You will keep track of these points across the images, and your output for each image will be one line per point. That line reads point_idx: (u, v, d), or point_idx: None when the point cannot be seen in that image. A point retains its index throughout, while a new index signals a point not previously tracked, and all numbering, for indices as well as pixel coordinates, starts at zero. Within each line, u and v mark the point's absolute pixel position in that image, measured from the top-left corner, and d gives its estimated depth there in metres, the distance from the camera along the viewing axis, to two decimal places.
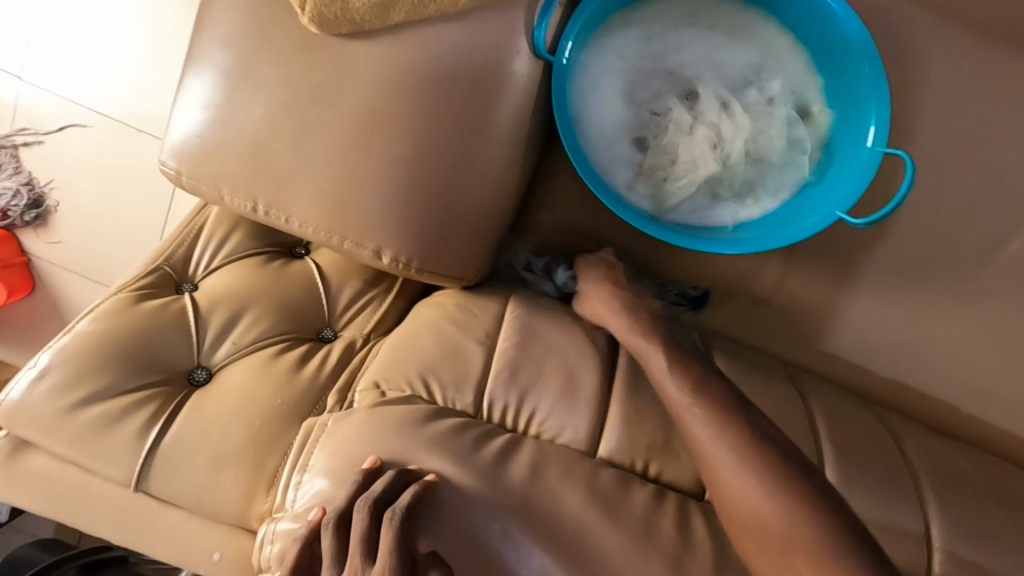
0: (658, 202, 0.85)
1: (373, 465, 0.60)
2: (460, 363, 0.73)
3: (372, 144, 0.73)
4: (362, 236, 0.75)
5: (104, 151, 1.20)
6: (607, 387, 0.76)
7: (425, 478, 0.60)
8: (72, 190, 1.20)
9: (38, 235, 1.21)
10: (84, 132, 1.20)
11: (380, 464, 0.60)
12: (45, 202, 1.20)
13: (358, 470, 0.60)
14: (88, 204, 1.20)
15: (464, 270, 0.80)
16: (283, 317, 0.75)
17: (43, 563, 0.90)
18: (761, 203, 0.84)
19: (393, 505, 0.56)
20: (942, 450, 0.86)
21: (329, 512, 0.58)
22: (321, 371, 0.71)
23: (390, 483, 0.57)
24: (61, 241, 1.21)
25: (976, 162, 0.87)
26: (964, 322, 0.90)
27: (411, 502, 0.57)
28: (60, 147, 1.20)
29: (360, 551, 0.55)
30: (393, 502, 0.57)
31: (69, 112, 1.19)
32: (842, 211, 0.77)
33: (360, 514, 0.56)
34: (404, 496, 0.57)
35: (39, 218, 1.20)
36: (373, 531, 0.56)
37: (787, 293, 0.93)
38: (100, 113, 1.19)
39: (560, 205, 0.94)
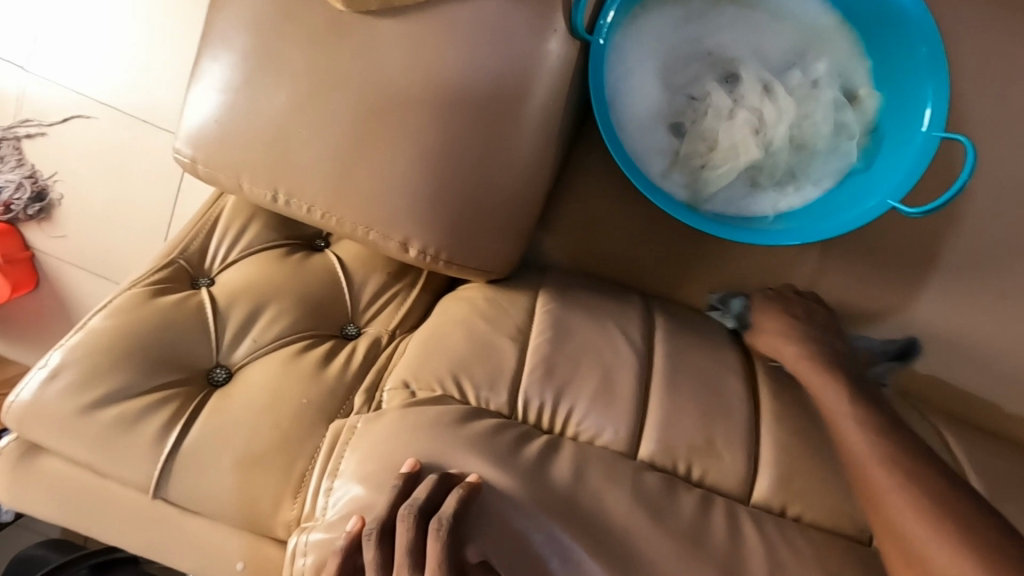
0: (695, 190, 0.80)
1: (412, 469, 0.56)
2: (494, 361, 0.69)
3: (400, 129, 0.69)
4: (388, 227, 0.71)
5: (109, 143, 1.16)
6: (646, 386, 0.72)
7: (467, 479, 0.55)
8: (77, 184, 1.16)
9: (42, 229, 1.17)
10: (88, 123, 1.15)
11: (420, 467, 0.56)
12: (50, 195, 1.16)
13: (397, 474, 0.55)
14: (92, 198, 1.16)
15: (494, 262, 0.76)
16: (306, 312, 0.71)
17: (53, 564, 0.88)
18: (804, 192, 0.80)
19: (438, 513, 0.52)
20: None
21: (369, 521, 0.53)
22: (347, 370, 0.68)
23: (433, 488, 0.53)
24: (66, 236, 1.17)
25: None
26: None
27: (457, 510, 0.52)
28: (64, 139, 1.16)
29: (408, 563, 0.51)
30: (437, 509, 0.53)
31: (74, 103, 1.15)
32: (896, 199, 0.72)
33: (405, 525, 0.52)
34: (449, 503, 0.53)
35: (43, 212, 1.16)
36: (420, 542, 0.52)
37: (824, 290, 0.87)
38: (104, 104, 1.15)
39: (590, 195, 0.90)
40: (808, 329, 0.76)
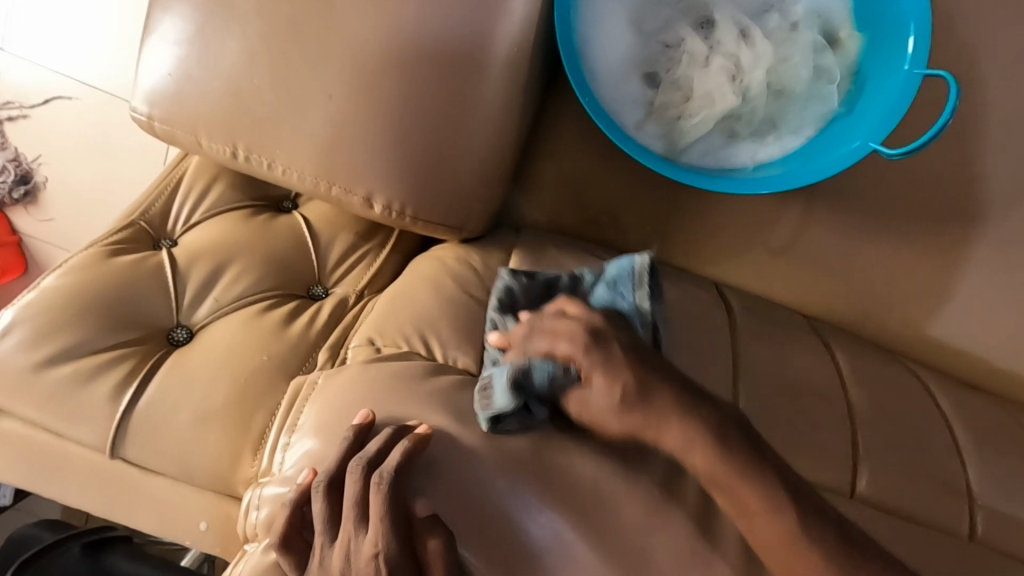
0: (673, 142, 0.78)
1: (364, 422, 0.54)
2: (462, 317, 0.67)
3: (358, 77, 0.67)
4: (350, 182, 0.69)
5: (90, 124, 1.12)
6: None
7: (417, 432, 0.53)
8: (62, 166, 1.12)
9: (29, 214, 1.11)
10: (70, 104, 1.12)
11: (372, 421, 0.54)
12: (34, 178, 1.11)
13: (349, 427, 0.54)
14: (77, 180, 1.12)
15: (464, 219, 0.74)
16: (269, 273, 0.70)
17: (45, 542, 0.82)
18: (785, 141, 0.77)
19: (381, 467, 0.50)
20: (978, 406, 0.82)
21: (319, 473, 0.51)
22: (310, 328, 0.66)
23: (385, 441, 0.51)
24: (52, 219, 1.12)
25: (1006, 94, 0.82)
26: (999, 267, 0.85)
27: (401, 463, 0.50)
28: (45, 121, 1.11)
29: (353, 515, 0.49)
30: (380, 463, 0.50)
31: (50, 81, 1.12)
32: (877, 141, 0.71)
33: (352, 477, 0.50)
34: (394, 455, 0.50)
35: (28, 196, 1.11)
36: (363, 496, 0.50)
37: (810, 247, 0.86)
38: (86, 83, 1.12)
39: (566, 153, 0.87)
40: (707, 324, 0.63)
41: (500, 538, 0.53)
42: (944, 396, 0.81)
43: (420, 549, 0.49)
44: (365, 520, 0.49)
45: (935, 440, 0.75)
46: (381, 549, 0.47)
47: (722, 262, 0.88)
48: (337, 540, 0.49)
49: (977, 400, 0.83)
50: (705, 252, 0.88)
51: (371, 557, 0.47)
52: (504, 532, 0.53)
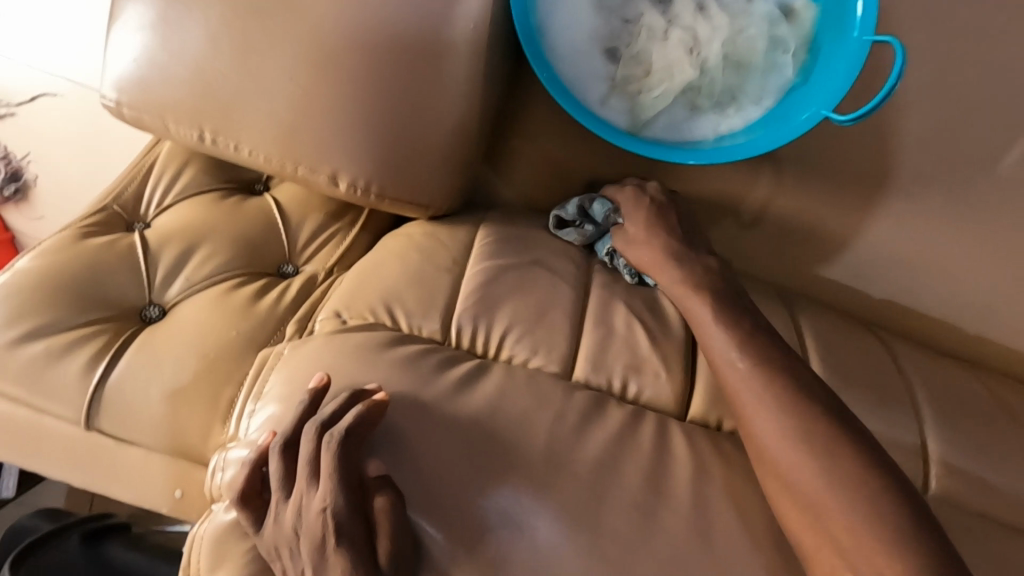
0: (634, 116, 0.79)
1: (320, 385, 0.56)
2: (427, 289, 0.69)
3: (318, 57, 0.68)
4: (315, 160, 0.71)
5: (76, 118, 1.10)
6: (581, 309, 0.73)
7: (374, 397, 0.55)
8: (53, 162, 1.08)
9: (20, 211, 1.08)
10: (57, 101, 1.10)
11: (327, 383, 0.57)
12: (24, 175, 1.08)
13: (306, 390, 0.56)
14: (69, 176, 1.09)
15: (430, 196, 0.76)
16: (240, 251, 0.72)
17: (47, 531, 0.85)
18: (743, 113, 0.79)
19: (332, 429, 0.52)
20: (942, 369, 0.83)
21: (279, 434, 0.54)
22: (279, 304, 0.68)
23: (341, 404, 0.54)
24: (43, 217, 1.08)
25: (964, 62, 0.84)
26: (963, 233, 0.86)
27: (353, 424, 0.52)
28: (33, 119, 1.09)
29: (306, 473, 0.51)
30: (334, 425, 0.53)
31: (40, 81, 1.10)
32: (830, 109, 0.73)
33: (307, 437, 0.52)
34: (346, 418, 0.52)
35: (19, 193, 1.07)
36: (315, 456, 0.52)
37: (775, 218, 0.88)
38: (73, 80, 1.11)
39: (534, 131, 0.89)
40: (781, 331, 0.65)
41: (452, 499, 0.55)
42: (908, 359, 0.83)
43: (371, 502, 0.51)
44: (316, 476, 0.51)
45: (895, 401, 0.76)
46: (329, 504, 0.49)
47: None
48: (291, 497, 0.51)
49: (943, 364, 0.84)
50: None
51: (320, 512, 0.49)
52: (459, 488, 0.55)
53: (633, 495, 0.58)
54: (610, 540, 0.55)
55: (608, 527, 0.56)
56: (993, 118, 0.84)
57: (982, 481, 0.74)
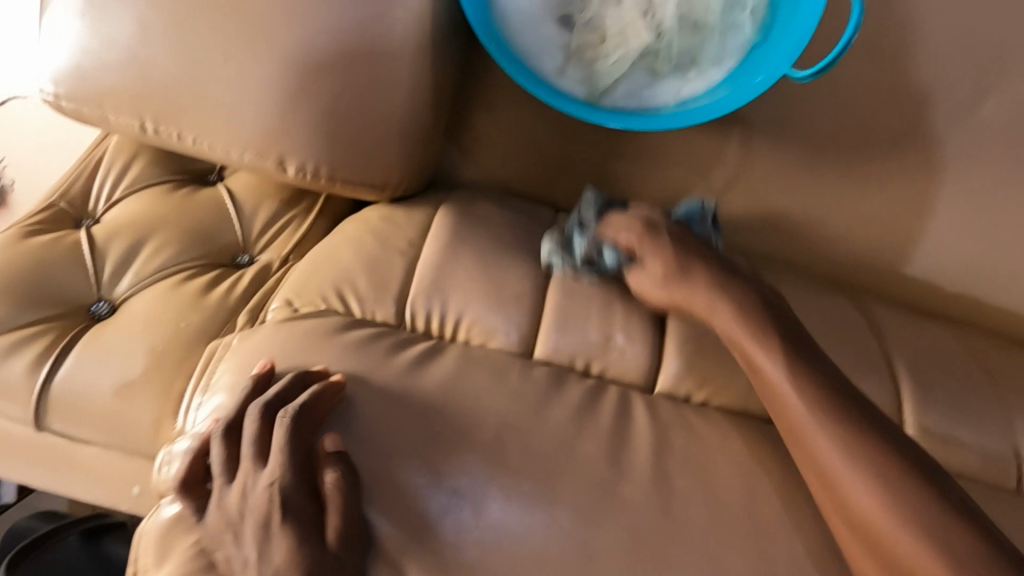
0: (593, 84, 0.77)
1: (263, 370, 0.56)
2: (380, 273, 0.68)
3: (255, 37, 0.66)
4: (261, 145, 0.69)
5: None
6: (542, 284, 0.72)
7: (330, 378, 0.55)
8: None
9: None
10: None
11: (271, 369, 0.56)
12: None
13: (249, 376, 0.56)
14: None
15: (386, 176, 0.74)
16: (191, 243, 0.70)
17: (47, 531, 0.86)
18: (706, 75, 0.77)
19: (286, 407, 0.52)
20: (920, 328, 0.82)
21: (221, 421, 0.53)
22: (230, 296, 0.66)
23: (291, 385, 0.54)
24: None
25: (920, 19, 0.84)
26: (931, 188, 0.85)
27: (308, 402, 0.52)
28: None
29: (251, 454, 0.51)
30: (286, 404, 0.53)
31: None
32: (787, 66, 0.70)
33: (254, 417, 0.52)
34: (300, 397, 0.52)
35: None
36: (262, 438, 0.51)
37: (743, 184, 0.87)
38: None
39: (495, 107, 0.88)
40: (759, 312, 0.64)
41: (400, 484, 0.53)
42: (880, 319, 0.81)
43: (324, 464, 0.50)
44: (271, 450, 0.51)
45: (869, 365, 0.75)
46: (275, 480, 0.49)
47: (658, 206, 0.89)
48: (234, 481, 0.50)
49: (922, 324, 0.82)
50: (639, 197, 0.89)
51: (266, 487, 0.49)
52: (411, 472, 0.54)
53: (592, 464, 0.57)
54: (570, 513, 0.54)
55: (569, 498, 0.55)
56: (954, 76, 0.84)
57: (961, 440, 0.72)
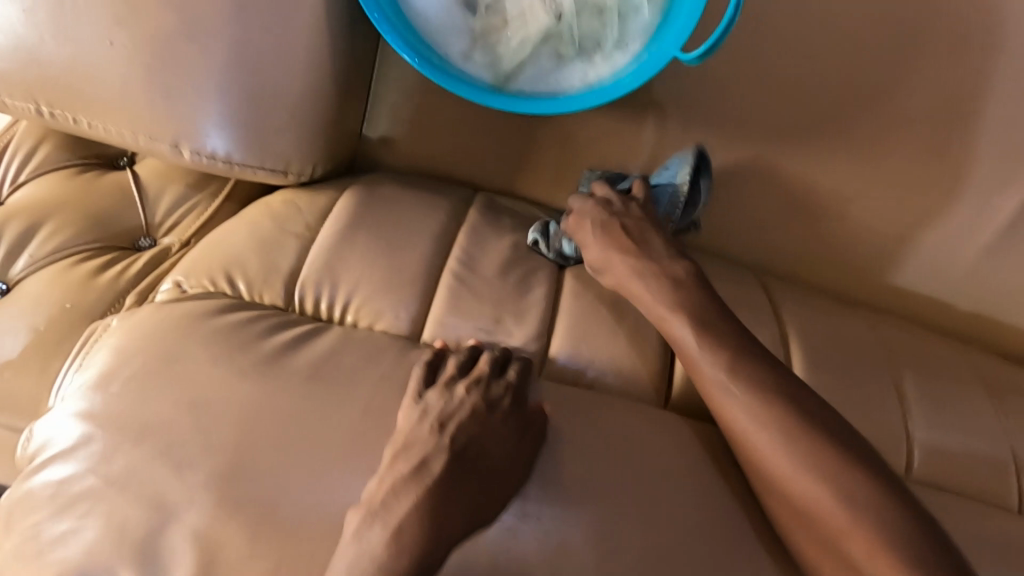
0: (498, 69, 0.77)
1: (155, 357, 0.57)
2: (272, 257, 0.69)
3: (139, 20, 0.67)
4: (153, 129, 0.71)
5: None
6: (438, 268, 0.72)
7: (303, 323, 0.63)
8: None
9: None
10: None
11: (159, 347, 0.58)
12: None
13: (155, 344, 0.58)
14: None
15: (286, 158, 0.76)
16: (88, 226, 0.71)
17: None
18: (612, 60, 0.76)
19: (274, 340, 0.60)
20: (828, 312, 0.81)
21: (113, 390, 0.55)
22: (121, 278, 0.68)
23: (275, 327, 0.62)
24: None
25: None
26: (846, 174, 0.85)
27: (294, 337, 0.61)
28: None
29: (235, 377, 0.56)
30: (273, 339, 0.61)
31: None
32: (678, 49, 0.70)
33: (237, 349, 0.59)
34: (286, 334, 0.61)
35: None
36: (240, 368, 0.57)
37: (660, 169, 0.87)
38: None
39: (411, 92, 0.88)
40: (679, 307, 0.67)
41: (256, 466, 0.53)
42: (788, 304, 0.81)
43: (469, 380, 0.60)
44: (157, 407, 0.54)
45: (770, 348, 0.74)
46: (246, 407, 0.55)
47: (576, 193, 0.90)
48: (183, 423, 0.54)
49: (843, 315, 0.81)
50: (557, 182, 0.90)
51: (212, 429, 0.54)
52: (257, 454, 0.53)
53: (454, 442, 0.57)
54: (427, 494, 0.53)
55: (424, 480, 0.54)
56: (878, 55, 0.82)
57: (859, 425, 0.71)
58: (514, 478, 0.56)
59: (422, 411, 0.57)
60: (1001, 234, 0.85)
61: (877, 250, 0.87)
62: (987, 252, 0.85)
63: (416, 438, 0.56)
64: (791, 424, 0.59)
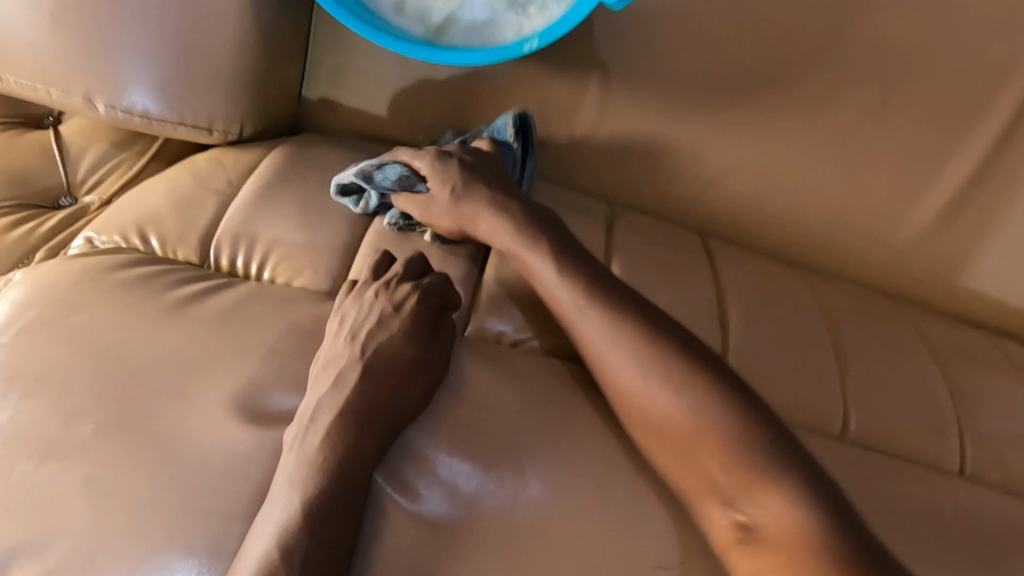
0: (429, 22, 0.75)
1: (57, 304, 0.57)
2: (187, 212, 0.67)
3: None
4: (66, 83, 0.69)
5: None
6: (363, 226, 0.70)
7: (215, 278, 0.62)
8: None
9: None
10: None
11: (61, 295, 0.57)
12: None
13: (56, 295, 0.57)
14: None
15: (210, 113, 0.73)
16: (4, 184, 0.70)
17: None
18: (548, 13, 0.74)
19: (179, 292, 0.59)
20: (770, 274, 0.80)
21: (11, 336, 0.55)
22: (32, 234, 0.66)
23: (184, 281, 0.61)
24: None
25: None
26: (793, 133, 0.83)
27: (198, 292, 0.60)
28: None
29: (135, 329, 0.56)
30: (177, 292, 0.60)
31: None
32: None
33: (143, 301, 0.58)
34: (192, 288, 0.60)
35: None
36: (140, 320, 0.56)
37: (606, 129, 0.85)
38: None
39: (347, 49, 0.84)
40: (608, 261, 0.64)
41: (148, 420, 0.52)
42: (728, 266, 0.79)
43: (380, 286, 0.62)
44: (50, 356, 0.54)
45: (706, 308, 0.73)
46: (147, 356, 0.55)
47: None
48: (76, 375, 0.53)
49: (787, 277, 0.80)
50: None
51: (105, 382, 0.53)
52: (150, 404, 0.52)
53: (345, 399, 0.54)
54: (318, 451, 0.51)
55: (313, 441, 0.52)
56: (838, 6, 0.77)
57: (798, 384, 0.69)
58: (415, 385, 0.55)
59: (340, 323, 0.59)
60: (957, 194, 0.82)
61: (827, 210, 0.85)
62: (942, 217, 0.83)
63: (333, 352, 0.57)
64: (711, 379, 0.57)
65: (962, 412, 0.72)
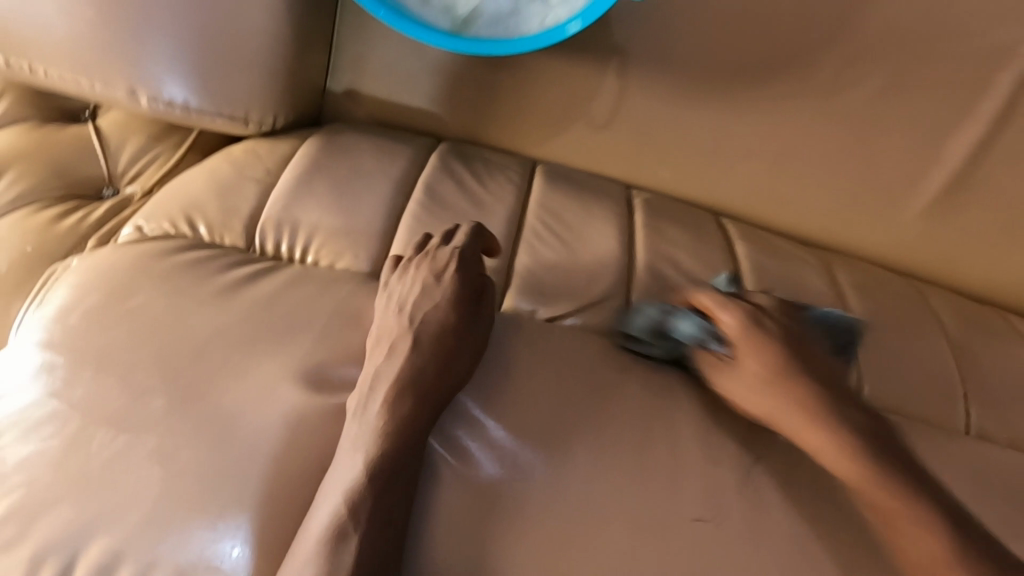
0: (455, 14, 0.78)
1: (117, 287, 0.59)
2: (230, 199, 0.70)
3: None
4: (108, 76, 0.72)
5: None
6: (398, 210, 0.73)
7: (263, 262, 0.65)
8: None
9: None
10: None
11: (120, 278, 0.60)
12: None
13: (115, 279, 0.60)
14: None
15: (246, 104, 0.76)
16: (49, 176, 0.72)
17: None
18: (569, 4, 0.77)
19: (231, 274, 0.62)
20: (783, 250, 0.84)
21: (76, 317, 0.58)
22: (82, 224, 0.69)
23: (234, 263, 0.64)
24: None
25: None
26: (802, 116, 0.86)
27: (250, 273, 0.63)
28: None
29: (193, 309, 0.59)
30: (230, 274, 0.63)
31: None
32: None
33: (198, 283, 0.61)
34: (244, 270, 0.63)
35: None
36: (197, 301, 0.59)
37: (623, 115, 0.89)
38: None
39: (372, 41, 0.87)
40: None
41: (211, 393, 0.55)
42: (744, 243, 0.82)
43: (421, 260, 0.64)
44: (114, 335, 0.57)
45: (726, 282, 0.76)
46: (205, 334, 0.58)
47: (542, 141, 0.91)
48: (140, 353, 0.56)
49: (799, 253, 0.84)
50: (523, 131, 0.91)
51: (167, 359, 0.56)
52: (214, 378, 0.55)
53: (400, 368, 0.57)
54: (375, 419, 0.54)
55: (369, 409, 0.55)
56: None
57: None
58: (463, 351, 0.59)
59: (388, 298, 0.62)
60: (958, 171, 0.86)
61: (834, 190, 0.89)
62: (944, 193, 0.87)
63: (384, 327, 0.60)
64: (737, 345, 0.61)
65: (966, 375, 0.76)
